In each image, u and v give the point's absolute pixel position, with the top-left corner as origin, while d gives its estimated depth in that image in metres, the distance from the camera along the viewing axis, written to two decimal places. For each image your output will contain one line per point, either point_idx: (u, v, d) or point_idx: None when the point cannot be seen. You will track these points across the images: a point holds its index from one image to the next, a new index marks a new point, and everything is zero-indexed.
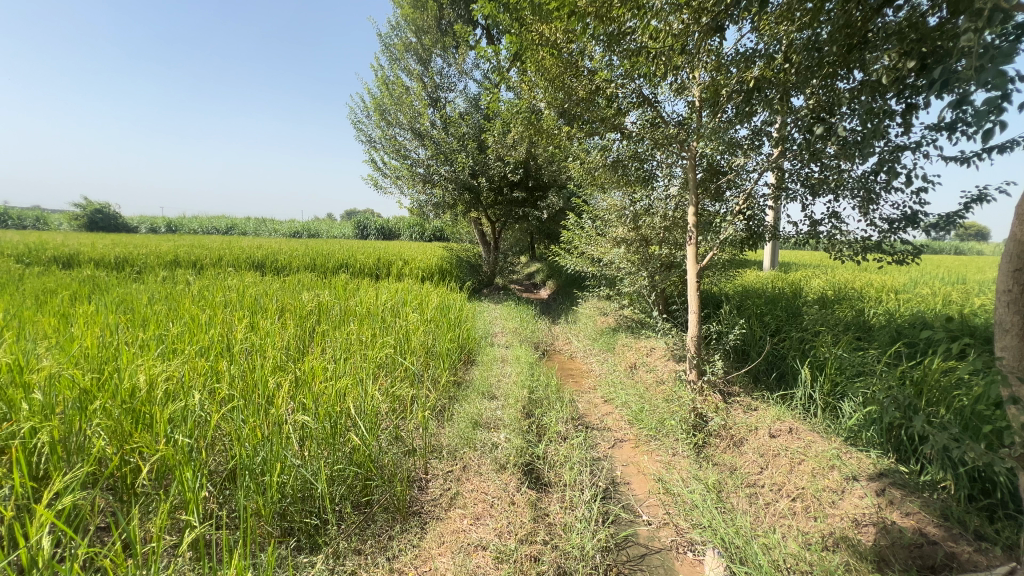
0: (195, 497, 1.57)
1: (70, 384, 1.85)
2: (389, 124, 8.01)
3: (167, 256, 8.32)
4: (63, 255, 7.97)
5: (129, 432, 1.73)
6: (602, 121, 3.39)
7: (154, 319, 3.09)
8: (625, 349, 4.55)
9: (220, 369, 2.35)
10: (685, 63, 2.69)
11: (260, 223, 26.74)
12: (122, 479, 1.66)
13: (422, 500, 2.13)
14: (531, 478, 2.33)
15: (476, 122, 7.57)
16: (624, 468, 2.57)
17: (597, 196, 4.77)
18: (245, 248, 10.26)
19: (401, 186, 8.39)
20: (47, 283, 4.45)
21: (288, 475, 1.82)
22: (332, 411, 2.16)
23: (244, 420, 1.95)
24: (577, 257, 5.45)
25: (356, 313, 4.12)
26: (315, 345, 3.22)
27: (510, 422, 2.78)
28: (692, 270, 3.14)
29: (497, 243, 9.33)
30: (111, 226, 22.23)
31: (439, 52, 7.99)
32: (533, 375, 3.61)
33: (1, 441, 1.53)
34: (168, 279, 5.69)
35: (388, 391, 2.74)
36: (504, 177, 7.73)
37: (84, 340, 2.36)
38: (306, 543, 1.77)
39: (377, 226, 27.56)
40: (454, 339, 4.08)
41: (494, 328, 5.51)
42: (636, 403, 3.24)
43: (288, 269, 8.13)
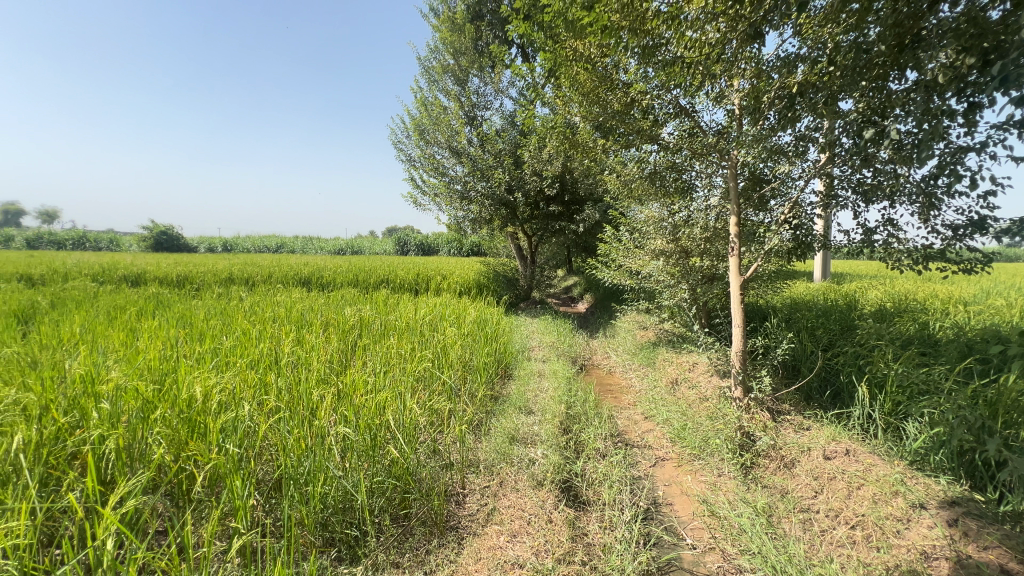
0: (243, 504, 1.64)
1: (135, 395, 1.98)
2: (428, 142, 8.25)
3: (223, 274, 8.81)
4: (132, 274, 8.61)
5: (186, 440, 1.83)
6: (639, 133, 3.38)
7: (210, 333, 3.28)
8: (665, 363, 4.42)
9: (268, 382, 2.46)
10: (723, 71, 2.63)
11: (307, 241, 28.02)
12: (178, 485, 1.75)
13: (459, 515, 2.13)
14: (569, 496, 2.28)
15: (513, 138, 7.69)
16: (667, 488, 2.47)
17: (635, 208, 4.68)
18: (294, 266, 10.74)
19: (439, 203, 8.60)
20: (117, 300, 4.80)
21: (330, 486, 1.86)
22: (372, 424, 2.20)
23: (290, 431, 2.02)
24: (614, 270, 5.37)
25: (395, 328, 4.21)
26: (357, 358, 3.31)
27: (547, 437, 2.74)
28: (735, 281, 3.02)
29: (534, 258, 9.35)
30: (174, 247, 23.90)
31: (476, 71, 8.14)
32: (572, 389, 3.56)
33: (74, 447, 1.66)
34: (223, 295, 6.04)
35: (427, 405, 2.76)
36: (540, 191, 7.81)
37: (148, 354, 2.53)
38: (347, 553, 1.80)
39: (417, 243, 28.26)
40: (492, 354, 4.09)
41: (531, 342, 5.50)
42: (679, 419, 3.13)
43: (332, 285, 8.47)
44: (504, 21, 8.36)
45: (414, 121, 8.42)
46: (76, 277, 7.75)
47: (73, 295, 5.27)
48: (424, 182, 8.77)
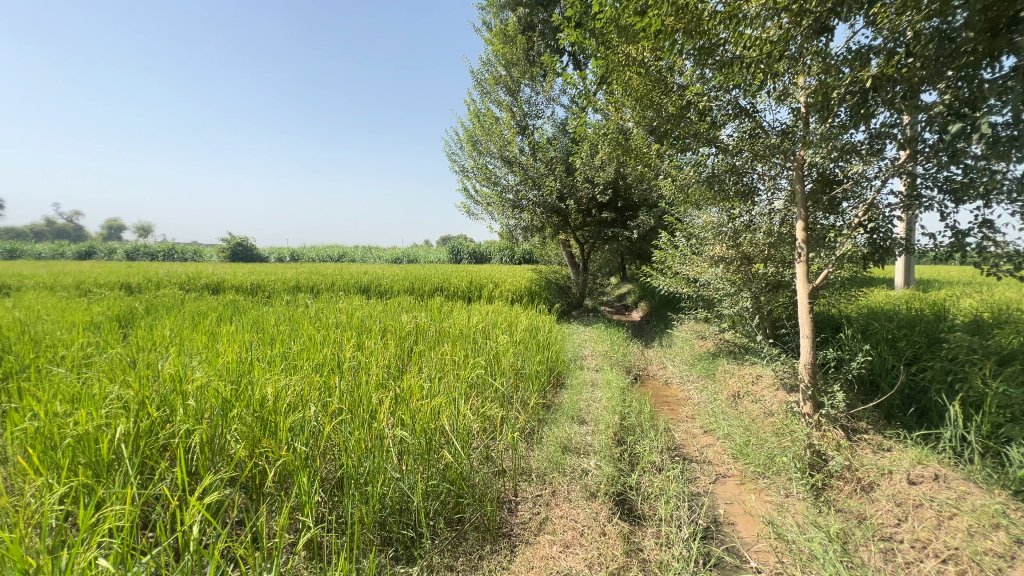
0: (309, 500, 1.73)
1: (216, 394, 2.16)
2: (480, 153, 8.42)
3: (291, 282, 9.41)
4: (213, 283, 9.39)
5: (259, 437, 1.97)
6: (695, 136, 3.29)
7: (280, 338, 3.51)
8: (726, 375, 4.21)
9: (332, 384, 2.60)
10: (787, 68, 2.51)
11: (367, 251, 29.41)
12: (252, 479, 1.88)
13: (511, 523, 2.13)
14: (623, 509, 2.22)
15: (564, 146, 7.70)
16: (729, 507, 2.34)
17: (692, 213, 4.53)
18: (354, 275, 11.27)
19: (492, 212, 8.74)
20: (200, 307, 5.26)
21: (387, 487, 1.93)
22: (427, 428, 2.26)
23: (351, 432, 2.12)
24: (669, 277, 5.20)
25: (449, 335, 4.30)
26: (413, 364, 3.42)
27: (601, 448, 2.68)
28: (803, 289, 2.83)
29: (587, 265, 9.24)
30: (249, 257, 25.87)
31: (527, 81, 8.22)
32: (626, 399, 3.46)
33: (166, 440, 1.84)
34: (290, 302, 6.45)
35: (479, 411, 2.79)
36: (592, 198, 7.73)
37: (227, 356, 2.75)
38: (403, 554, 1.85)
39: (470, 251, 28.92)
40: (543, 362, 4.07)
41: (583, 351, 5.43)
42: (741, 434, 2.97)
43: (390, 292, 8.82)
44: (555, 31, 8.42)
45: (467, 133, 8.62)
46: (166, 286, 8.57)
47: (164, 302, 5.82)
48: (477, 192, 8.96)
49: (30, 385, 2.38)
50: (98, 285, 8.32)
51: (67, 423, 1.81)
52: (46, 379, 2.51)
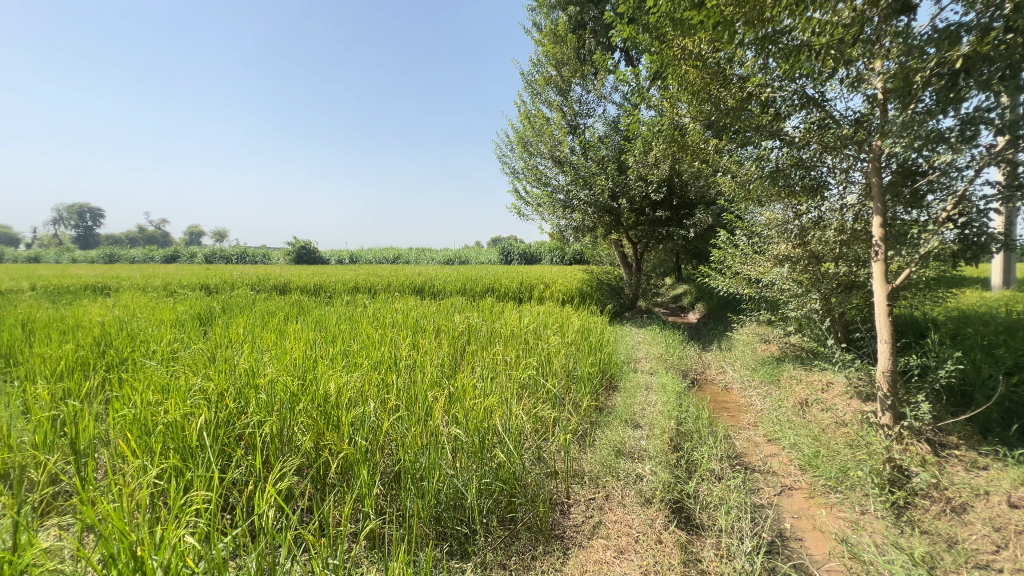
0: (369, 492, 1.81)
1: (284, 388, 2.31)
2: (531, 154, 8.45)
3: (350, 283, 9.85)
4: (280, 283, 10.03)
5: (324, 431, 2.09)
6: (757, 129, 3.18)
7: (341, 336, 3.70)
8: (792, 382, 3.95)
9: (389, 382, 2.70)
10: (862, 53, 2.34)
11: (421, 253, 30.31)
12: (317, 470, 1.99)
13: (564, 525, 2.12)
14: (681, 518, 2.14)
15: (616, 144, 7.58)
16: (796, 521, 2.20)
17: (754, 210, 4.32)
18: (408, 276, 11.63)
19: (542, 213, 8.74)
20: (269, 307, 5.63)
21: (442, 482, 1.97)
22: (481, 427, 2.30)
23: (408, 429, 2.19)
24: (728, 277, 4.97)
25: (501, 335, 4.34)
26: (466, 363, 3.48)
27: (655, 453, 2.61)
28: (880, 289, 2.61)
29: (640, 265, 9.02)
30: (312, 259, 27.37)
31: (578, 80, 8.15)
32: (681, 403, 3.34)
33: (242, 430, 1.99)
34: (350, 303, 6.76)
35: (531, 412, 2.80)
36: (646, 196, 7.51)
37: (295, 352, 2.94)
38: (457, 549, 1.88)
39: (521, 252, 29.24)
40: (596, 363, 4.02)
41: (637, 354, 5.30)
42: (810, 445, 2.78)
43: (443, 293, 9.02)
44: (607, 28, 8.29)
45: (518, 135, 8.68)
46: (240, 287, 9.25)
47: (238, 302, 6.29)
48: (527, 193, 8.98)
49: (128, 376, 2.66)
50: (181, 286, 9.11)
51: (158, 411, 2.00)
52: (141, 371, 2.79)
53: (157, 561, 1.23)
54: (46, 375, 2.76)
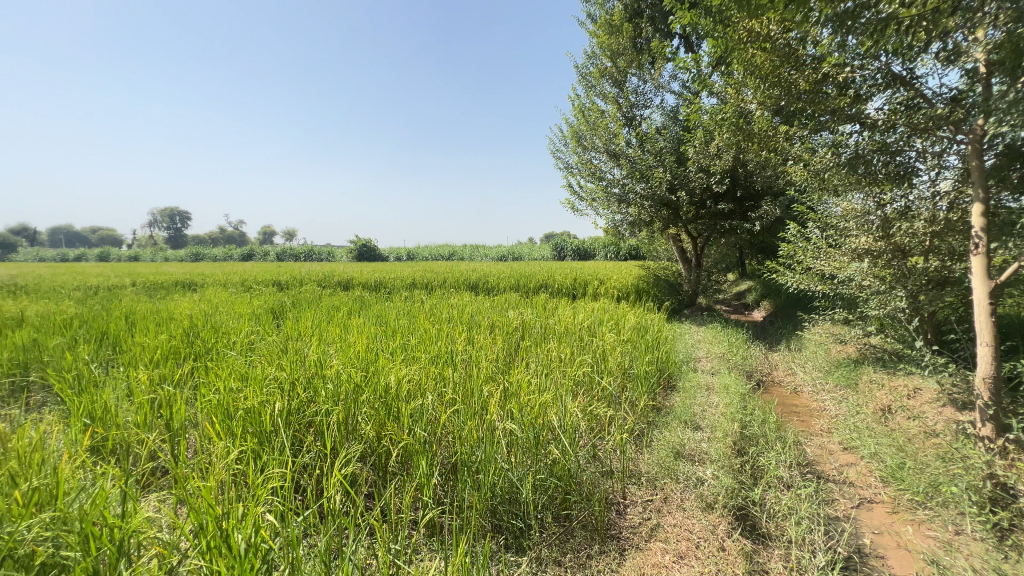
0: (427, 482, 1.87)
1: (349, 378, 2.44)
2: (585, 148, 8.33)
3: (408, 280, 10.20)
4: (344, 280, 10.57)
5: (385, 421, 2.18)
6: (835, 113, 3.05)
7: (401, 331, 3.84)
8: (873, 387, 3.64)
9: (446, 375, 2.78)
10: (959, 23, 2.11)
11: (475, 250, 30.87)
12: (379, 458, 2.08)
13: (620, 525, 2.08)
14: (745, 526, 2.04)
15: (675, 135, 7.32)
16: (877, 537, 2.03)
17: (829, 200, 4.02)
18: (463, 272, 11.86)
19: (597, 208, 8.60)
20: (335, 302, 5.95)
21: (498, 476, 2.00)
22: (536, 422, 2.31)
23: (464, 422, 2.25)
24: (798, 273, 4.65)
25: (555, 331, 4.32)
26: (520, 359, 3.51)
27: (718, 457, 2.50)
28: (979, 285, 2.34)
29: (700, 260, 8.65)
30: (373, 257, 28.64)
31: (634, 71, 7.92)
32: (745, 405, 3.17)
33: (310, 418, 2.12)
34: (409, 298, 7.00)
35: (587, 409, 2.77)
36: (707, 188, 7.15)
37: (359, 346, 3.10)
38: (513, 543, 1.90)
39: (574, 248, 29.12)
40: (653, 362, 3.91)
41: (696, 353, 5.10)
42: (893, 456, 2.55)
43: (497, 289, 9.12)
44: (665, 14, 7.98)
45: (572, 129, 8.58)
46: (308, 283, 9.84)
47: (306, 297, 6.70)
48: (581, 188, 8.86)
49: (213, 365, 2.92)
50: (256, 283, 9.82)
51: (239, 397, 2.18)
52: (224, 360, 3.04)
53: (241, 534, 1.34)
54: (146, 362, 3.08)
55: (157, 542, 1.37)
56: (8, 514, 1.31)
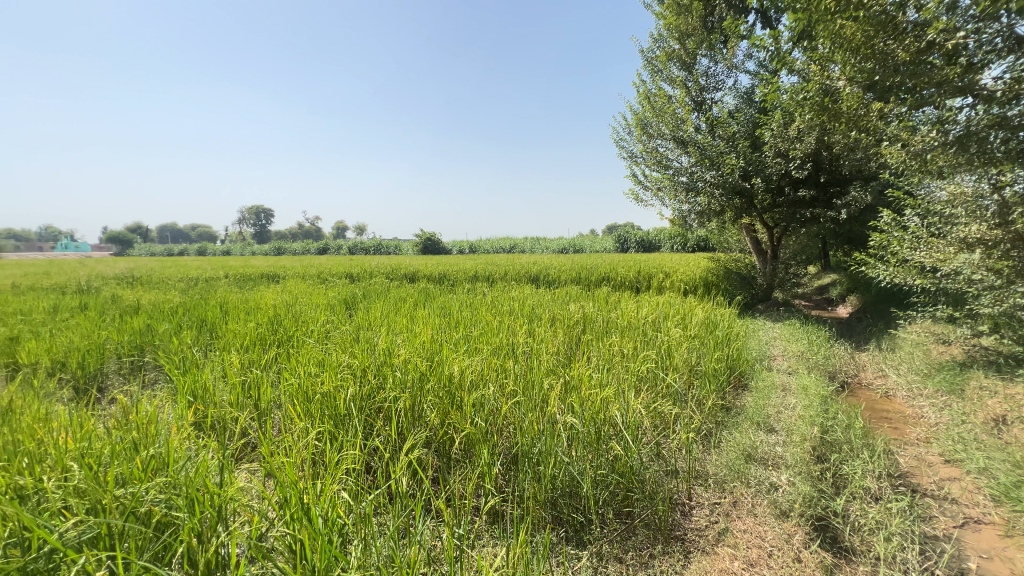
0: (489, 471, 1.91)
1: (415, 367, 2.55)
2: (650, 136, 8.05)
3: (471, 272, 10.42)
4: (411, 272, 11.01)
5: (449, 409, 2.26)
6: (941, 85, 2.81)
7: (464, 322, 3.94)
8: (982, 394, 3.23)
9: (508, 367, 2.81)
10: None
11: (536, 243, 30.93)
12: (443, 445, 2.15)
13: (685, 527, 2.02)
14: (825, 538, 1.90)
15: (749, 118, 6.87)
16: (985, 561, 1.81)
17: (932, 183, 3.60)
18: (525, 265, 11.93)
19: (663, 198, 8.29)
20: (402, 293, 6.21)
21: (558, 469, 2.00)
22: (597, 417, 2.29)
23: (525, 414, 2.28)
24: (892, 265, 4.20)
25: (617, 325, 4.24)
26: (581, 353, 3.47)
27: (795, 462, 2.34)
28: None
29: (777, 252, 8.07)
30: (436, 250, 29.51)
31: (705, 52, 7.49)
32: (826, 408, 2.93)
33: (380, 404, 2.24)
34: (471, 291, 7.15)
35: (651, 407, 2.69)
36: (785, 174, 6.64)
37: (425, 336, 3.22)
38: (573, 536, 1.90)
39: (638, 239, 28.36)
40: (723, 359, 3.71)
41: (771, 351, 4.79)
42: (1008, 473, 2.27)
43: (558, 282, 9.08)
44: None
45: (637, 117, 8.32)
46: (377, 276, 10.35)
47: (375, 289, 7.03)
48: (646, 178, 8.57)
49: (294, 351, 3.16)
50: (331, 275, 10.46)
51: (317, 381, 2.35)
52: (303, 347, 3.28)
53: (320, 508, 1.45)
54: (239, 347, 3.40)
55: (248, 509, 1.52)
56: (131, 477, 1.51)
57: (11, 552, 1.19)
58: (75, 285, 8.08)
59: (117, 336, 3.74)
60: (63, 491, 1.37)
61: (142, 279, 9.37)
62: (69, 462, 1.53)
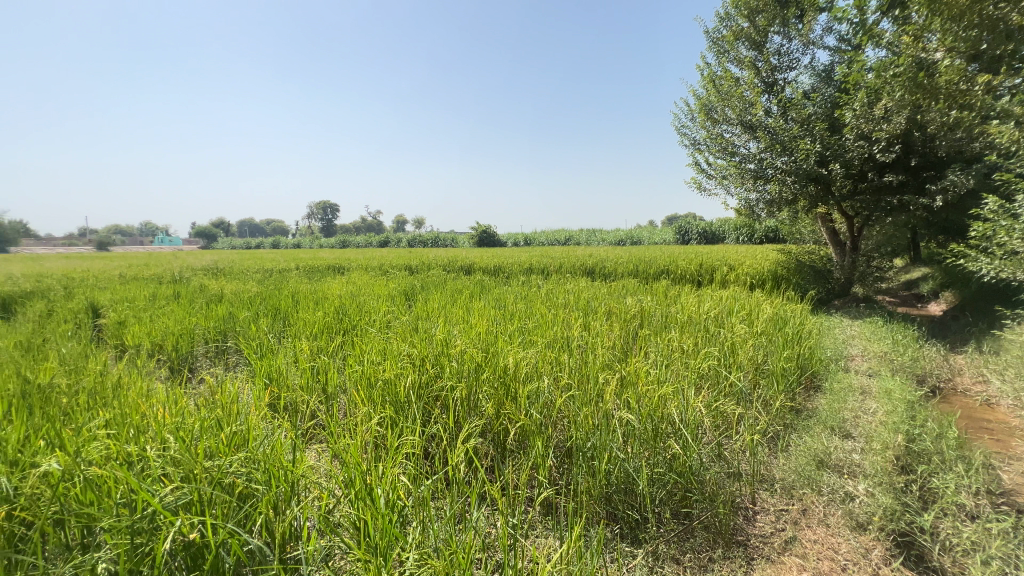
0: (543, 462, 1.92)
1: (470, 358, 2.60)
2: (715, 122, 7.65)
3: (526, 265, 10.42)
4: (466, 265, 11.21)
5: (503, 400, 2.28)
6: None
7: (519, 315, 3.96)
8: None
9: (562, 361, 2.81)
10: None
11: (592, 235, 30.44)
12: (498, 436, 2.19)
13: (748, 532, 1.93)
14: (909, 556, 1.75)
15: (828, 98, 6.35)
16: None
17: None
18: (580, 257, 11.74)
19: (728, 186, 7.87)
20: (458, 285, 6.34)
21: (613, 465, 1.98)
22: (654, 414, 2.23)
23: (580, 408, 2.26)
24: (997, 257, 3.75)
25: (676, 320, 4.10)
26: (638, 347, 3.40)
27: (874, 471, 2.17)
28: None
29: (858, 243, 7.42)
30: (491, 243, 29.81)
31: (778, 28, 6.98)
32: (913, 415, 2.67)
33: (437, 393, 2.31)
34: (526, 283, 7.16)
35: (712, 406, 2.58)
36: (869, 158, 6.10)
37: (480, 328, 3.28)
38: (628, 533, 1.87)
39: (701, 230, 27.16)
40: (793, 358, 3.48)
41: (848, 350, 4.43)
42: None
43: (614, 275, 8.89)
44: None
45: (700, 102, 7.93)
46: (435, 268, 10.63)
47: (433, 280, 7.22)
48: (710, 166, 8.16)
49: (358, 339, 3.33)
50: (392, 267, 10.88)
51: (379, 370, 2.47)
52: (367, 336, 3.45)
53: (382, 489, 1.52)
54: (309, 334, 3.64)
55: (318, 487, 1.63)
56: (217, 450, 1.67)
57: (121, 511, 1.35)
58: (171, 275, 8.98)
59: (205, 323, 4.11)
60: (162, 459, 1.53)
61: (226, 271, 10.22)
62: (166, 434, 1.71)
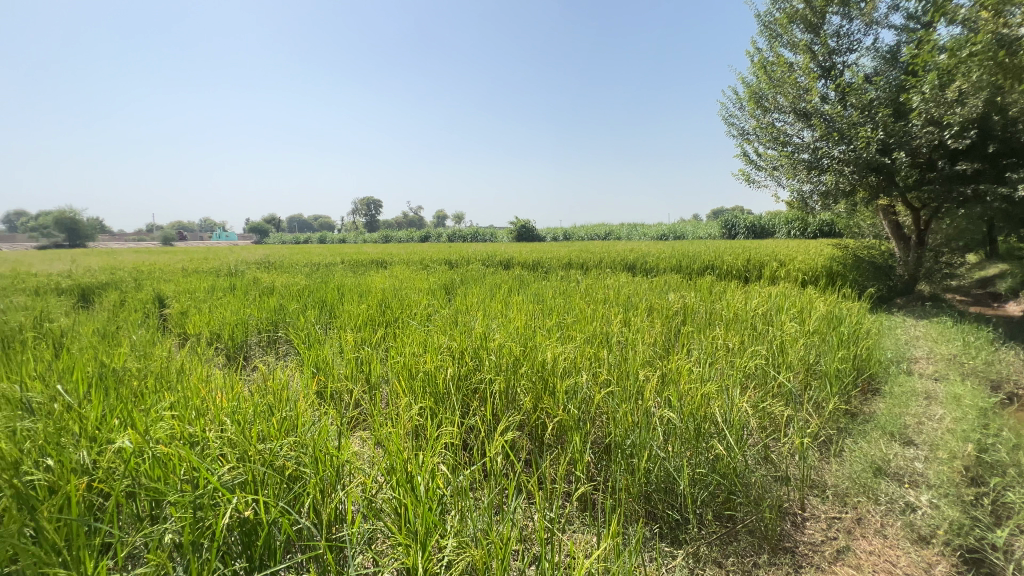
0: (581, 458, 1.91)
1: (509, 352, 2.61)
2: (766, 110, 7.30)
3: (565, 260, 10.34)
4: (505, 259, 11.23)
5: (541, 395, 2.28)
6: None
7: (557, 309, 3.94)
8: None
9: (601, 356, 2.77)
10: None
11: (633, 229, 29.80)
12: (535, 430, 2.19)
13: (796, 539, 1.85)
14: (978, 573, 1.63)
15: (893, 81, 5.93)
16: None
17: None
18: (621, 252, 11.51)
19: (779, 178, 7.50)
20: (497, 280, 6.38)
21: (653, 463, 1.94)
22: (696, 413, 2.16)
23: (619, 404, 2.23)
24: None
25: (721, 317, 3.96)
26: (681, 344, 3.31)
27: (939, 481, 2.02)
28: None
29: (924, 238, 6.89)
30: (529, 238, 29.76)
31: (837, 8, 6.56)
32: (986, 423, 2.47)
33: (475, 386, 2.33)
34: (565, 278, 7.11)
35: (759, 406, 2.48)
36: (939, 145, 5.66)
37: (518, 322, 3.28)
38: (667, 533, 1.84)
39: (749, 224, 26.03)
40: (848, 359, 3.29)
41: (911, 352, 4.14)
42: None
43: (655, 270, 8.68)
44: None
45: (750, 90, 7.58)
46: (474, 263, 10.72)
47: (472, 275, 7.29)
48: (760, 157, 7.80)
49: (400, 332, 3.42)
50: (433, 262, 11.07)
51: (420, 361, 2.52)
52: (408, 329, 3.53)
53: (423, 478, 1.56)
54: (353, 326, 3.76)
55: (362, 472, 1.69)
56: (269, 434, 1.76)
57: (185, 487, 1.45)
58: (228, 268, 9.53)
59: (258, 314, 4.33)
60: (221, 440, 1.63)
61: (277, 265, 10.73)
62: (224, 418, 1.82)
